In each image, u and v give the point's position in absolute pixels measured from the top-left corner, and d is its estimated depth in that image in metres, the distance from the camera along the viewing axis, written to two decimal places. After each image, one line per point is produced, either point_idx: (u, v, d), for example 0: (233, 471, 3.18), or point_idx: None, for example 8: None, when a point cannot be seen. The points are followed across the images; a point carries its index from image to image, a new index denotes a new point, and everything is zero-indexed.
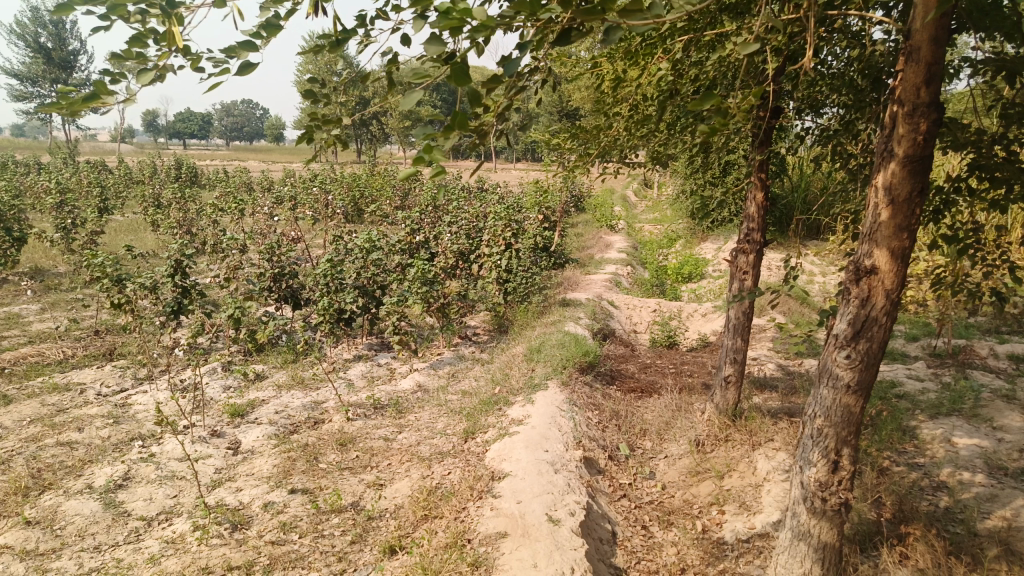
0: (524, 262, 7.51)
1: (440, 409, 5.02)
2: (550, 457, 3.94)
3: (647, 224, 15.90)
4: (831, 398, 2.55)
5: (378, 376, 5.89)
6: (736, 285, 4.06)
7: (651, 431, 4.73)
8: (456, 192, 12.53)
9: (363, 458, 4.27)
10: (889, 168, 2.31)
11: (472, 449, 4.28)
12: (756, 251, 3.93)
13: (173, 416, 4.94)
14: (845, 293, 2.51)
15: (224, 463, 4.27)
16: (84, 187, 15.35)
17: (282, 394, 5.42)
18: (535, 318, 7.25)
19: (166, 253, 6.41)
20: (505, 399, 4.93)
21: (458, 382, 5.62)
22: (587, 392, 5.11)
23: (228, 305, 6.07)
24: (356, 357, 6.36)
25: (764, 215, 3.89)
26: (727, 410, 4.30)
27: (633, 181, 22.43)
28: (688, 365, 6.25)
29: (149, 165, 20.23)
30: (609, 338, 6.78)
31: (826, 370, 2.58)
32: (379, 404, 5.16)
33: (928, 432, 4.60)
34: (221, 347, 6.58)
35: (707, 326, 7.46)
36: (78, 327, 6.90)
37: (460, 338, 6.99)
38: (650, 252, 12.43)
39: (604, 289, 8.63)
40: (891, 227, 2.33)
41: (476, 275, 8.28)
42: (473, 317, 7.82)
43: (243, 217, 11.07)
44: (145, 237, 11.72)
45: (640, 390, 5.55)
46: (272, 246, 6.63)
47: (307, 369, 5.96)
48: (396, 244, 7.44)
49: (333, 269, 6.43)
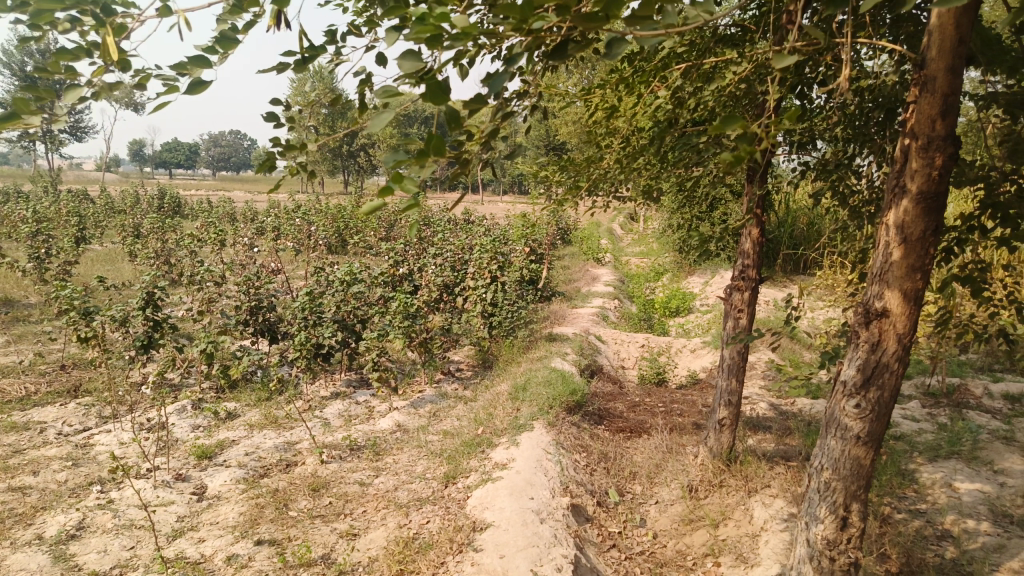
0: (509, 296, 7.32)
1: (420, 451, 4.78)
2: (536, 505, 3.71)
3: (633, 258, 15.81)
4: (839, 450, 2.38)
5: (355, 414, 5.64)
6: (730, 323, 3.88)
7: (641, 474, 4.51)
8: (441, 224, 12.39)
9: (336, 505, 4.02)
10: (902, 205, 2.17)
11: (452, 495, 4.05)
12: (750, 288, 3.77)
13: (137, 458, 4.67)
14: (854, 337, 2.36)
15: (187, 510, 4.00)
16: (63, 217, 15.08)
17: (254, 434, 5.16)
18: (520, 353, 7.05)
19: (137, 285, 6.17)
20: (489, 440, 4.70)
21: (440, 421, 5.39)
22: (574, 433, 4.90)
23: (200, 340, 5.84)
24: (333, 394, 6.11)
25: (759, 251, 3.73)
26: (722, 454, 4.07)
27: (619, 215, 22.45)
28: (678, 403, 6.05)
29: (130, 194, 20.00)
30: (596, 375, 6.58)
31: (833, 419, 2.41)
32: (356, 445, 4.91)
33: (928, 476, 4.41)
34: (193, 383, 6.31)
35: (697, 363, 7.28)
36: (44, 361, 6.61)
37: (442, 374, 6.77)
38: (637, 285, 12.31)
39: (590, 323, 8.46)
40: (903, 267, 2.18)
41: (459, 308, 8.08)
42: (456, 352, 7.60)
43: (223, 248, 10.84)
44: (122, 267, 11.45)
45: (630, 431, 5.33)
46: (249, 277, 6.41)
47: (282, 407, 5.70)
48: (378, 277, 7.25)
49: (311, 302, 6.21)
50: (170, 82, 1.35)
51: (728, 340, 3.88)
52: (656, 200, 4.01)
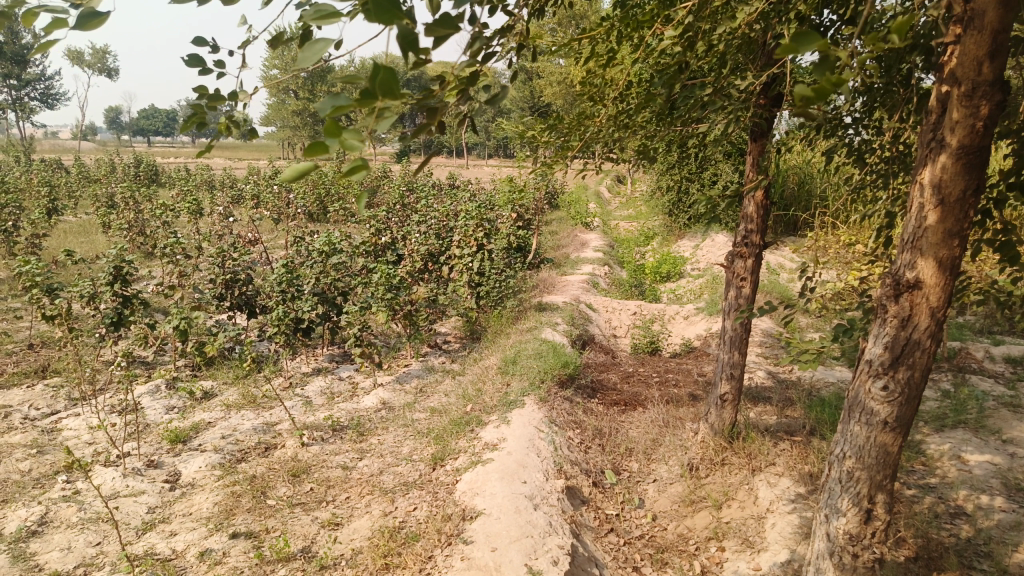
0: (496, 265, 7.06)
1: (406, 430, 4.56)
2: (529, 490, 3.50)
3: (621, 221, 15.58)
4: (864, 438, 2.16)
5: (339, 392, 5.40)
6: (732, 292, 3.64)
7: (637, 450, 4.31)
8: (426, 189, 12.06)
9: (318, 492, 3.80)
10: (938, 160, 1.91)
11: (440, 479, 3.82)
12: (754, 255, 3.51)
13: (106, 444, 4.40)
14: (880, 311, 2.12)
15: (159, 500, 3.75)
16: (33, 188, 14.54)
17: (231, 416, 4.91)
18: (509, 323, 6.81)
19: (104, 260, 5.84)
20: (478, 419, 4.47)
21: (426, 398, 5.17)
22: (567, 409, 4.68)
23: (173, 316, 5.55)
24: (315, 371, 5.86)
25: (763, 215, 3.47)
26: (723, 431, 3.84)
27: (607, 178, 22.18)
28: (672, 373, 5.85)
29: (105, 162, 19.43)
30: (588, 345, 6.37)
31: (857, 403, 2.18)
32: (339, 426, 4.68)
33: (935, 448, 4.24)
34: (167, 360, 6.02)
35: (690, 330, 7.07)
36: (10, 340, 6.28)
37: (429, 347, 6.53)
38: (627, 250, 12.07)
39: (580, 290, 8.23)
40: (939, 233, 1.93)
41: (445, 278, 7.82)
42: (443, 323, 7.36)
43: (199, 218, 10.45)
44: (96, 240, 11.04)
45: (624, 403, 5.13)
46: (223, 249, 6.09)
47: (261, 385, 5.45)
48: (360, 246, 6.95)
49: (289, 275, 5.93)
50: (56, 15, 1.06)
51: (730, 312, 3.66)
52: (652, 160, 3.73)
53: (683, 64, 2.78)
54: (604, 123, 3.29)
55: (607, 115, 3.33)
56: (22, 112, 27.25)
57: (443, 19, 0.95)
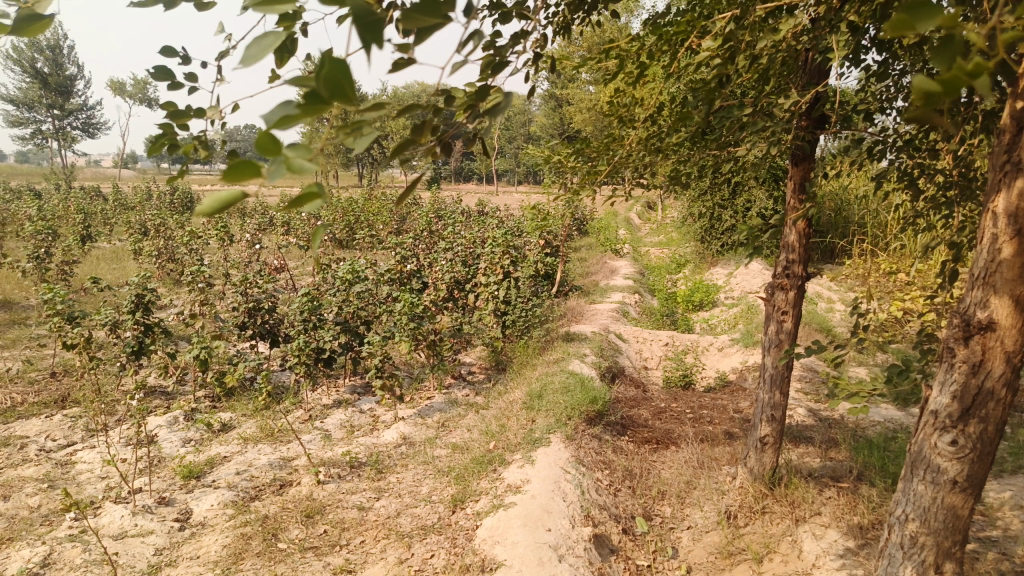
0: (523, 293, 6.88)
1: (427, 468, 4.36)
2: (553, 539, 3.30)
3: (652, 248, 15.35)
4: (929, 499, 1.91)
5: (359, 425, 5.23)
6: (771, 327, 3.39)
7: (670, 494, 4.06)
8: (453, 216, 11.98)
9: (331, 535, 3.61)
10: (1014, 186, 1.67)
11: (459, 524, 3.61)
12: (796, 288, 3.27)
13: (119, 479, 4.28)
14: (947, 355, 1.88)
15: (167, 541, 3.61)
16: (70, 215, 14.81)
17: (247, 450, 4.76)
18: (535, 353, 6.60)
19: (127, 288, 5.79)
20: (501, 457, 4.26)
21: (449, 433, 4.98)
22: (595, 447, 4.44)
23: (193, 346, 5.46)
24: (336, 402, 5.70)
25: (805, 244, 3.22)
26: (764, 476, 3.58)
27: (637, 204, 22.00)
28: (707, 410, 5.57)
29: (142, 190, 19.82)
30: (618, 378, 6.13)
31: (921, 459, 1.94)
32: (357, 462, 4.50)
33: (995, 496, 3.91)
34: (188, 390, 5.93)
35: (725, 363, 6.78)
36: (34, 368, 6.25)
37: (452, 378, 6.34)
38: (658, 278, 11.82)
39: (610, 320, 8.00)
40: (1016, 268, 1.68)
41: (471, 306, 7.67)
42: (468, 353, 7.17)
43: (228, 245, 10.48)
44: (128, 267, 11.13)
45: (656, 442, 4.87)
46: (246, 277, 6.01)
47: (279, 417, 5.31)
48: (385, 274, 6.81)
49: (311, 304, 5.82)
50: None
51: (770, 348, 3.41)
52: (685, 186, 3.53)
53: (721, 81, 2.61)
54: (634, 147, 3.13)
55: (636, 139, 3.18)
56: (64, 141, 28.02)
57: (426, 5, 0.78)
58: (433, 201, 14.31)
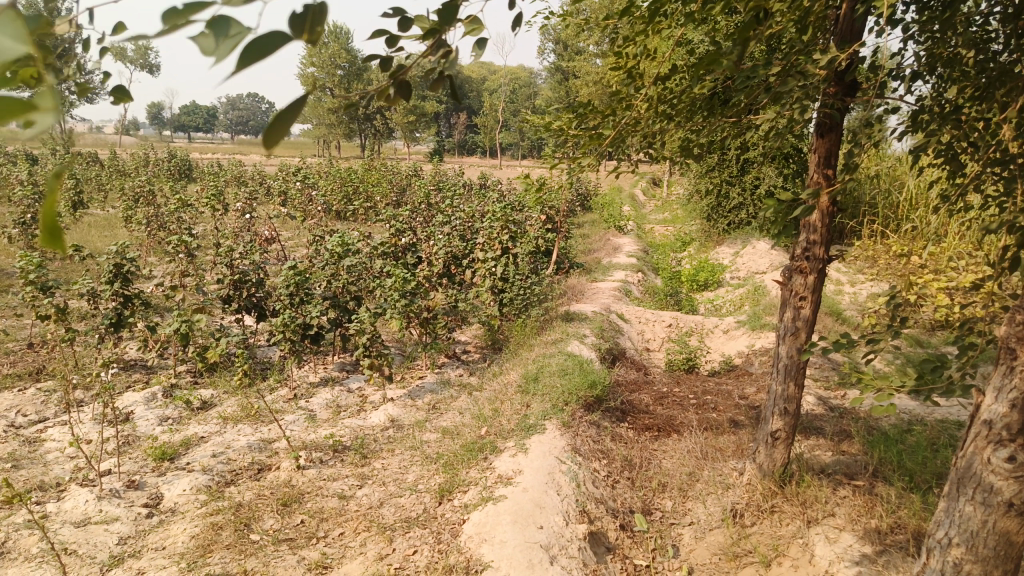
0: (521, 270, 6.59)
1: (414, 454, 4.12)
2: (545, 539, 3.08)
3: (657, 225, 15.03)
4: (979, 522, 1.65)
5: (346, 405, 4.99)
6: (787, 314, 3.11)
7: (670, 487, 3.82)
8: (452, 188, 11.64)
9: (308, 526, 3.38)
10: None
11: (445, 517, 3.38)
12: (817, 271, 2.98)
13: (88, 460, 4.05)
14: (1004, 357, 1.61)
15: (133, 530, 3.38)
16: (62, 180, 14.47)
17: (226, 430, 4.52)
18: (533, 333, 6.32)
19: (105, 257, 5.51)
20: (492, 445, 4.01)
21: (439, 415, 4.73)
22: (593, 435, 4.19)
23: (174, 319, 5.22)
24: (323, 381, 5.45)
25: (828, 225, 2.92)
26: (774, 473, 3.33)
27: (641, 180, 21.63)
28: (710, 396, 5.31)
29: (138, 157, 19.49)
30: (618, 360, 5.87)
31: (969, 474, 1.67)
32: (340, 447, 4.25)
33: None
34: (169, 365, 5.68)
35: (731, 346, 6.50)
36: (10, 339, 5.99)
37: (446, 358, 6.08)
38: (662, 256, 11.51)
39: (611, 299, 7.73)
40: None
41: (468, 282, 7.39)
42: (464, 331, 6.92)
43: (221, 215, 10.18)
44: (119, 235, 10.85)
45: (657, 429, 4.62)
46: (231, 247, 5.72)
47: (262, 395, 5.08)
48: (378, 248, 6.52)
49: (297, 278, 5.53)
50: None
51: (785, 336, 3.13)
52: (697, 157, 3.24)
53: (757, 19, 2.28)
54: (645, 97, 2.94)
55: (646, 90, 2.97)
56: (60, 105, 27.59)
57: None
58: (432, 173, 13.95)
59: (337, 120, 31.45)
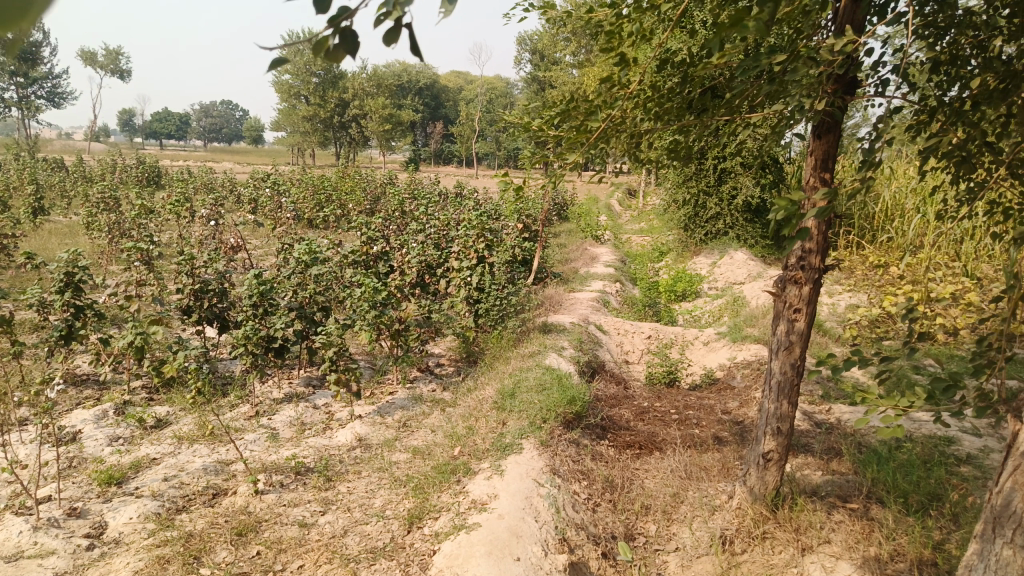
0: (497, 280, 6.36)
1: (382, 477, 3.87)
2: (522, 572, 2.86)
3: (634, 236, 14.90)
4: (1019, 566, 1.73)
5: (310, 423, 4.72)
6: (780, 327, 2.92)
7: (655, 509, 3.62)
8: (426, 195, 11.41)
9: (264, 557, 3.11)
10: None
11: (413, 547, 3.13)
12: (812, 282, 2.80)
13: (26, 484, 3.74)
14: None
15: (70, 564, 3.09)
16: (23, 185, 13.98)
17: (180, 451, 4.23)
18: (510, 346, 6.09)
19: (55, 266, 5.18)
20: (466, 466, 3.77)
21: (410, 434, 4.48)
22: (572, 454, 3.97)
23: (127, 332, 4.91)
24: (287, 397, 5.17)
25: (825, 232, 2.74)
26: (766, 497, 3.14)
27: (618, 191, 21.54)
28: (692, 410, 5.12)
29: (103, 163, 18.97)
30: (598, 374, 5.66)
31: (1007, 515, 1.77)
32: (303, 469, 3.98)
33: None
34: (123, 381, 5.36)
35: (712, 359, 6.32)
36: None
37: (418, 372, 5.84)
38: (640, 266, 11.37)
39: (590, 310, 7.53)
40: None
41: (442, 293, 7.14)
42: (437, 344, 6.67)
43: (186, 223, 9.82)
44: (80, 243, 10.45)
45: (639, 447, 4.42)
46: (191, 255, 5.42)
47: (221, 413, 4.80)
48: (348, 256, 6.25)
49: (261, 288, 5.25)
50: None
51: (778, 351, 2.94)
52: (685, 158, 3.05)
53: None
54: (633, 90, 2.75)
55: (634, 83, 2.79)
56: (24, 110, 26.87)
57: None
58: (407, 182, 13.69)
59: (311, 128, 31.06)
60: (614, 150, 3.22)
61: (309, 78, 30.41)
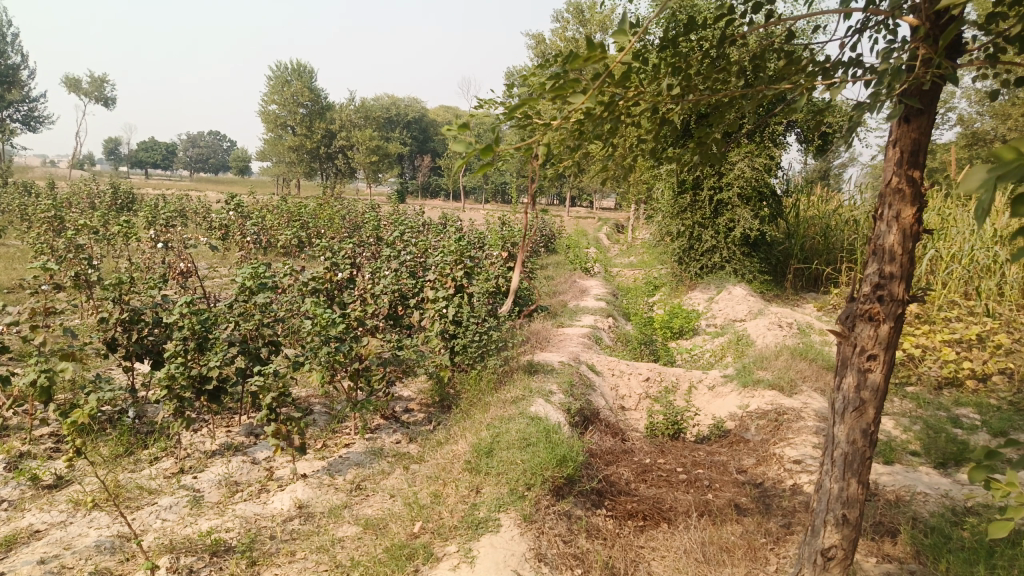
0: (477, 312, 5.59)
1: (319, 559, 3.04)
2: None
3: (626, 269, 14.22)
4: None
5: (243, 484, 3.89)
6: (847, 379, 2.17)
7: None
8: (406, 222, 10.69)
9: None
10: None
11: None
12: (893, 319, 2.06)
13: None
14: None
15: None
16: None
17: (73, 522, 3.38)
18: (489, 389, 5.28)
19: None
20: (426, 550, 2.97)
21: (363, 500, 3.66)
22: (562, 532, 3.17)
23: (28, 370, 4.07)
24: (221, 450, 4.33)
25: (912, 252, 2.03)
26: None
27: (605, 226, 21.00)
28: (703, 469, 4.32)
29: (74, 187, 18.09)
30: (591, 424, 4.87)
31: None
32: (221, 548, 3.14)
33: None
34: (26, 427, 4.47)
35: (719, 407, 5.54)
36: None
37: (382, 420, 5.03)
38: (633, 300, 10.65)
39: (581, 348, 6.75)
40: None
41: (414, 326, 6.34)
42: (407, 387, 5.86)
43: (142, 248, 8.98)
44: (26, 268, 9.56)
45: (643, 518, 3.62)
46: (117, 277, 4.60)
47: (136, 470, 3.95)
48: (306, 283, 5.46)
49: (195, 318, 4.42)
50: None
51: (844, 412, 2.19)
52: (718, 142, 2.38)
53: None
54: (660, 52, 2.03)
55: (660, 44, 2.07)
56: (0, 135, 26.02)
57: None
58: (389, 211, 12.98)
59: (297, 158, 30.34)
60: (626, 141, 2.47)
61: (295, 109, 29.77)
